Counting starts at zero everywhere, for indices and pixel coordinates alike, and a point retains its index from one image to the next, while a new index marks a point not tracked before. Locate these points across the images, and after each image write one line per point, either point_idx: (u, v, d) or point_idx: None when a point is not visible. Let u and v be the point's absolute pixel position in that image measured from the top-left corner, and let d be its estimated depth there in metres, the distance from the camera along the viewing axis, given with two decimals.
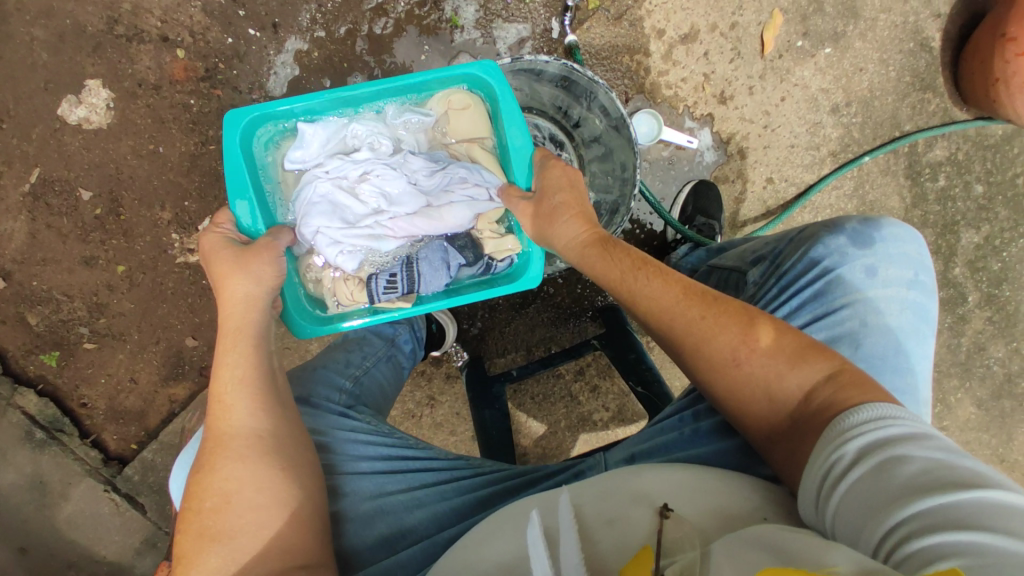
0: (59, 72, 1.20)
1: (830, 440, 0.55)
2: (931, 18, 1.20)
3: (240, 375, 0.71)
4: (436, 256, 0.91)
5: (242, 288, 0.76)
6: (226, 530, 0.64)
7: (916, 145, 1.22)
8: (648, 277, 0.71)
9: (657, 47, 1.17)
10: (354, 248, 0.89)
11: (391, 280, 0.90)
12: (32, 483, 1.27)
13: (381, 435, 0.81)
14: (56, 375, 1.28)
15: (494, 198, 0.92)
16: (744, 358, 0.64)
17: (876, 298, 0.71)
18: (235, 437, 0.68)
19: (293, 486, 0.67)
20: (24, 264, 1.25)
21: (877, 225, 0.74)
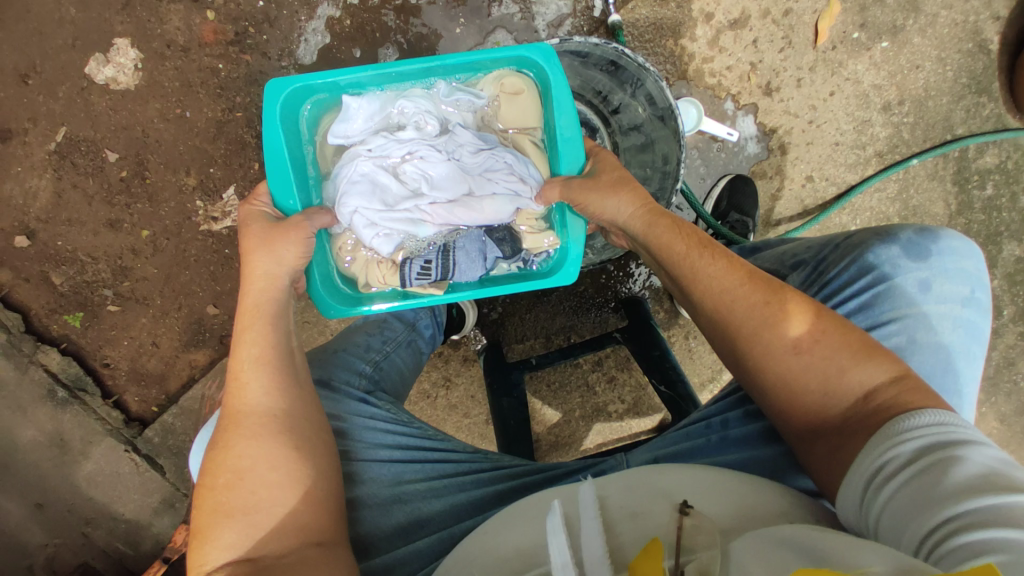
0: (87, 29, 1.18)
1: (884, 437, 0.54)
2: (994, 17, 1.13)
3: (262, 353, 0.70)
4: (474, 246, 0.92)
5: (266, 266, 0.76)
6: (240, 505, 0.62)
7: (967, 150, 1.16)
8: (712, 258, 0.70)
9: (703, 32, 1.11)
10: (391, 232, 0.87)
11: (426, 266, 0.91)
12: (54, 439, 1.30)
13: (400, 423, 0.81)
14: (80, 335, 1.30)
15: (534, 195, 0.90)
16: (806, 348, 0.62)
17: (930, 313, 0.69)
18: (251, 414, 0.67)
19: (307, 464, 0.65)
20: (49, 223, 1.25)
21: (934, 237, 0.72)
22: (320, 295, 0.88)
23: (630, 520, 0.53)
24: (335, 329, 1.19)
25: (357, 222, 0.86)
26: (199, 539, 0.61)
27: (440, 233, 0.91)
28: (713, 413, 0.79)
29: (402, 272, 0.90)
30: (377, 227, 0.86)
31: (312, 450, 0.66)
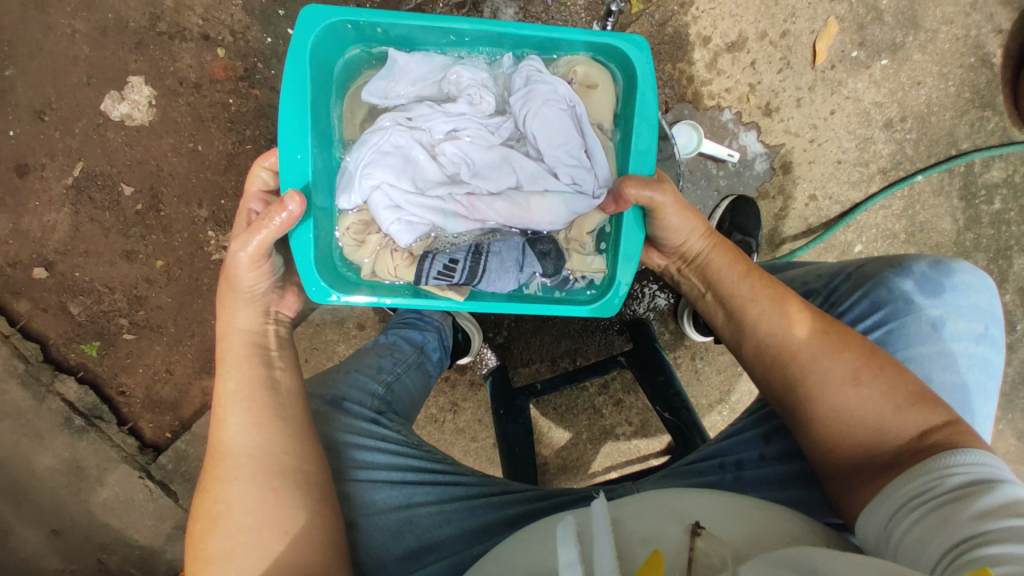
0: (102, 68, 1.22)
1: (916, 471, 0.56)
2: (993, 32, 1.13)
3: (242, 390, 0.73)
4: (510, 256, 0.88)
5: (248, 288, 0.78)
6: (218, 551, 0.65)
7: (972, 165, 1.15)
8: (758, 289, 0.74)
9: (701, 56, 1.12)
10: (415, 221, 0.89)
11: (449, 266, 0.87)
12: (70, 467, 1.32)
13: (404, 445, 0.81)
14: (96, 364, 1.33)
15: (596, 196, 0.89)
16: (865, 380, 0.64)
17: (945, 351, 0.68)
18: (233, 453, 0.69)
19: (287, 504, 0.66)
20: (66, 255, 1.29)
21: (948, 271, 0.70)
22: (313, 274, 0.82)
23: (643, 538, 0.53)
24: (343, 355, 1.20)
25: (377, 203, 0.88)
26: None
27: (471, 230, 0.92)
28: (723, 450, 0.76)
29: (420, 266, 0.87)
30: (401, 214, 0.88)
31: (290, 489, 0.67)
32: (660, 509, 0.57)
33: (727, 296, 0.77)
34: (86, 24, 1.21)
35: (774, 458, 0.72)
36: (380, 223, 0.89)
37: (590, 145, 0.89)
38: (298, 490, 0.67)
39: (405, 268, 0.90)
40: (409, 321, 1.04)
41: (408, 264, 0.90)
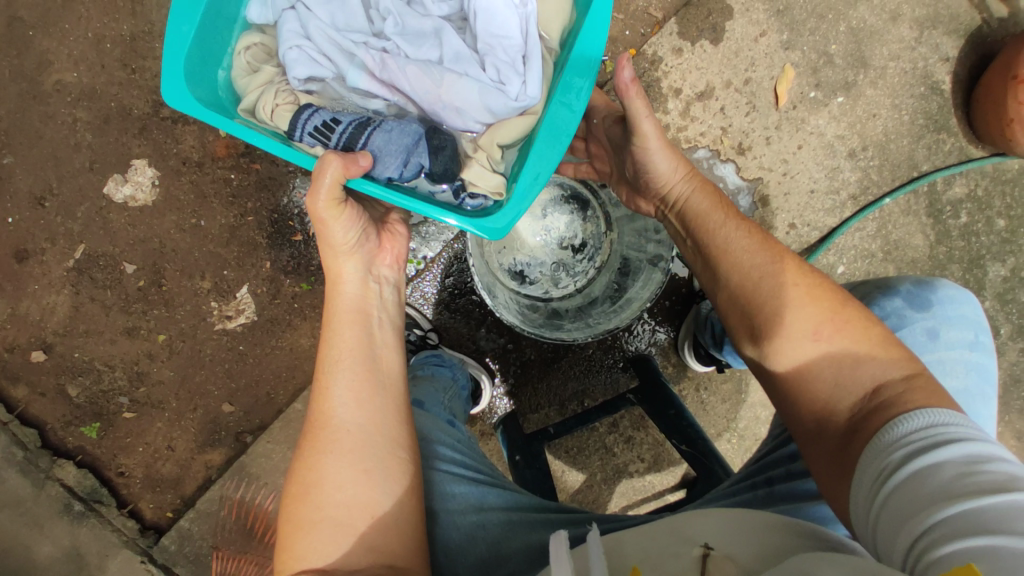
0: (105, 153, 1.27)
1: (869, 453, 0.57)
2: (940, 61, 1.23)
3: (347, 357, 0.75)
4: (399, 141, 0.84)
5: (341, 241, 0.77)
6: (307, 518, 0.65)
7: (935, 184, 1.24)
8: (739, 252, 0.75)
9: (674, 105, 1.21)
10: (320, 63, 0.91)
11: (330, 125, 0.86)
12: (69, 556, 1.27)
13: (476, 460, 0.82)
14: (95, 446, 1.30)
15: (517, 101, 0.88)
16: (824, 335, 0.66)
17: (942, 359, 0.72)
18: (336, 425, 0.70)
19: (376, 491, 0.67)
20: (66, 336, 1.29)
21: (932, 287, 0.75)
22: (179, 80, 0.82)
23: (664, 556, 0.55)
24: None
25: (289, 24, 0.92)
26: (282, 543, 0.66)
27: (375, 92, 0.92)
28: (756, 473, 0.77)
29: (297, 115, 0.85)
30: (306, 45, 0.91)
31: (381, 471, 0.68)
32: (684, 531, 0.59)
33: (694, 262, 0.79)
34: (89, 113, 1.27)
35: (801, 473, 0.72)
36: (281, 44, 0.91)
37: (529, 50, 0.89)
38: (389, 476, 0.68)
39: (283, 109, 0.89)
40: (433, 362, 1.06)
41: (288, 105, 0.89)
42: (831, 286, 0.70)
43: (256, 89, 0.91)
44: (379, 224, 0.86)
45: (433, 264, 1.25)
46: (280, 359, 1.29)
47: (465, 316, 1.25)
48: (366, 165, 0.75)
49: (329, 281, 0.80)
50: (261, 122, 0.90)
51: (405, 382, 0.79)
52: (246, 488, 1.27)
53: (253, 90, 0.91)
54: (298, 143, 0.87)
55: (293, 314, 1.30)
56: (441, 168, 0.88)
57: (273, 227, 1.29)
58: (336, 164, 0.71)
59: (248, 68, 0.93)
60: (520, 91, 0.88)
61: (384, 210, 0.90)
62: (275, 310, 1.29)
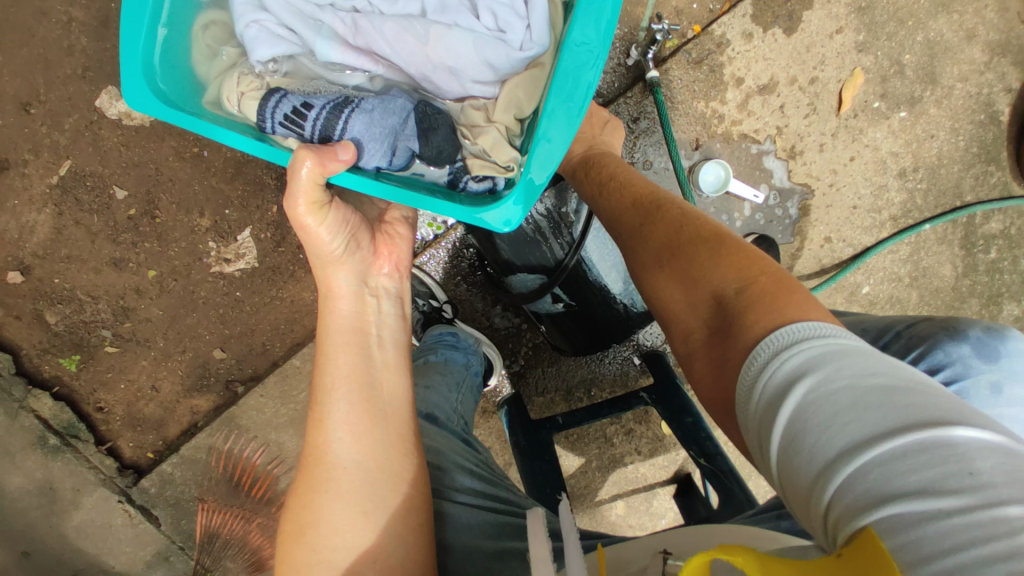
0: (100, 61, 1.13)
1: (749, 396, 0.49)
2: (1004, 90, 1.18)
3: (342, 386, 0.66)
4: (383, 122, 0.70)
5: (329, 249, 0.68)
6: (303, 563, 0.60)
7: (975, 217, 1.21)
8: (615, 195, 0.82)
9: (733, 96, 1.14)
10: (280, 36, 0.76)
11: (301, 110, 0.70)
12: (43, 487, 1.22)
13: (493, 485, 0.77)
14: (73, 378, 1.22)
15: (524, 48, 0.74)
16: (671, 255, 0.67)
17: (1002, 415, 0.71)
18: (332, 462, 0.63)
19: (377, 532, 0.61)
20: (46, 259, 1.18)
21: (1003, 338, 0.74)
22: (137, 81, 0.69)
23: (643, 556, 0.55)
24: None
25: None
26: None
27: (349, 62, 0.77)
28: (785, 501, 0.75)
29: (263, 103, 0.71)
30: (264, 17, 0.76)
31: (382, 514, 0.62)
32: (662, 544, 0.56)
33: None
34: (86, 12, 1.11)
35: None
36: (236, 22, 0.76)
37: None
38: (390, 517, 0.62)
39: (249, 97, 0.74)
40: (448, 342, 1.00)
41: (255, 91, 0.74)
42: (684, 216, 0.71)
43: (219, 79, 0.77)
44: (375, 225, 0.75)
45: (452, 232, 1.17)
46: (278, 310, 1.22)
47: (483, 291, 1.20)
48: (347, 161, 0.64)
49: (325, 293, 0.70)
50: (232, 116, 0.76)
51: (410, 407, 0.70)
52: (234, 440, 1.23)
53: (217, 81, 0.78)
54: (273, 137, 0.74)
55: (297, 265, 1.21)
56: (434, 150, 0.74)
57: (283, 169, 1.18)
58: (309, 163, 0.61)
59: (209, 52, 0.79)
60: (519, 38, 0.74)
61: (381, 208, 0.79)
62: (279, 258, 1.20)
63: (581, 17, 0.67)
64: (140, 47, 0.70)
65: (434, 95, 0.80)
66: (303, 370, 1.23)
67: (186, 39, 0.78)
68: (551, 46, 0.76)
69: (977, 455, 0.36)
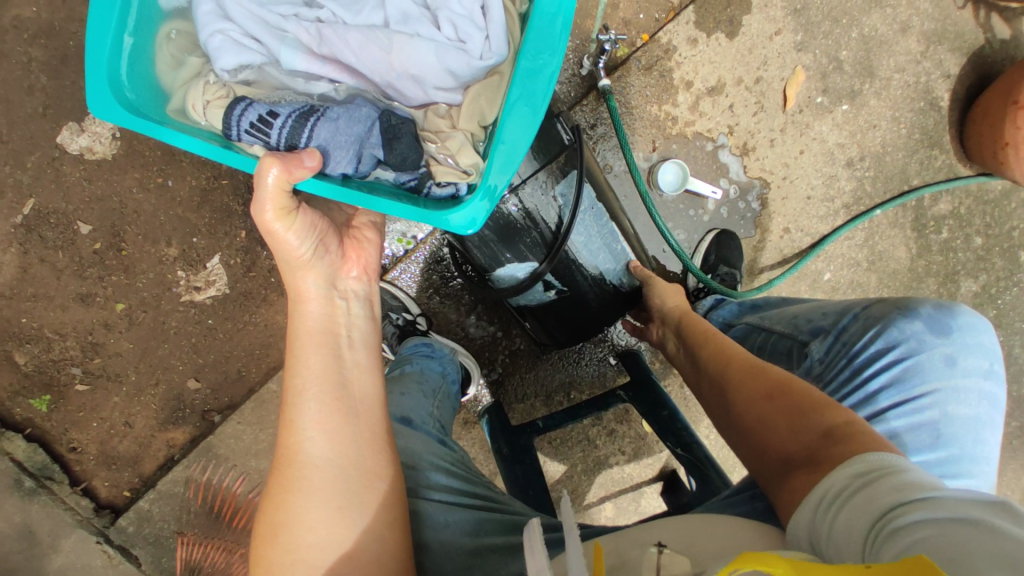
0: (59, 98, 1.13)
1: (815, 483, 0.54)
2: (942, 77, 1.25)
3: (312, 385, 0.66)
4: (348, 130, 0.72)
5: (295, 252, 0.69)
6: (278, 563, 0.60)
7: (923, 199, 1.27)
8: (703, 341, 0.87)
9: (685, 98, 1.18)
10: (246, 45, 0.78)
11: (268, 119, 0.73)
12: (15, 535, 1.18)
13: (470, 482, 0.77)
14: (43, 419, 1.19)
15: (484, 58, 0.77)
16: (774, 391, 0.69)
17: (957, 385, 0.74)
18: (304, 461, 0.63)
19: (352, 527, 0.61)
20: (11, 300, 1.16)
21: (952, 313, 0.77)
22: (103, 90, 0.72)
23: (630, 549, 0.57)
24: None
25: (206, 6, 0.79)
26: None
27: (313, 69, 0.79)
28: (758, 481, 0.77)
29: (228, 112, 0.73)
30: (229, 27, 0.78)
31: (357, 509, 0.62)
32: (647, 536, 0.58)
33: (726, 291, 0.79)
34: (42, 50, 1.12)
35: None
36: (201, 33, 0.78)
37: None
38: (364, 512, 0.62)
39: (215, 106, 0.77)
40: (423, 352, 1.01)
41: (220, 99, 0.78)
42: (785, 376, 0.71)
43: (183, 87, 0.80)
44: (341, 231, 0.77)
45: (421, 247, 1.18)
46: (253, 335, 1.21)
47: (456, 302, 1.21)
48: (313, 167, 0.65)
49: (293, 298, 0.71)
50: (197, 124, 0.79)
51: (381, 404, 0.70)
52: (214, 470, 1.21)
53: (182, 88, 0.80)
54: (237, 144, 0.76)
55: (269, 288, 1.21)
56: (399, 157, 0.74)
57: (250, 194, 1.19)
58: (276, 170, 0.63)
59: (174, 61, 0.81)
60: (479, 46, 0.77)
61: (351, 212, 0.80)
62: (250, 283, 1.20)
63: (537, 27, 0.70)
64: (106, 58, 0.73)
65: (402, 101, 0.81)
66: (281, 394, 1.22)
67: (150, 49, 0.79)
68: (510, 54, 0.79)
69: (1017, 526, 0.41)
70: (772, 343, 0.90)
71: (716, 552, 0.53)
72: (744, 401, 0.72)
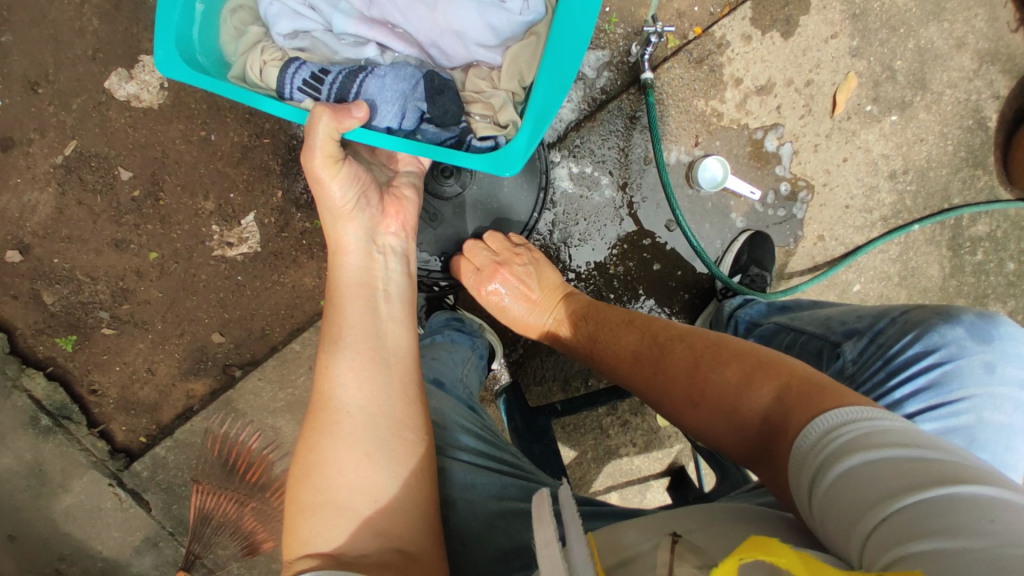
0: (111, 43, 1.14)
1: (802, 462, 0.54)
2: (992, 97, 1.23)
3: (350, 335, 0.71)
4: (393, 87, 0.82)
5: (340, 204, 0.74)
6: (308, 502, 0.61)
7: (961, 219, 1.25)
8: (614, 337, 0.92)
9: (732, 95, 1.17)
10: (303, 15, 0.88)
11: (319, 76, 0.84)
12: (31, 470, 1.20)
13: (498, 448, 0.78)
14: (67, 359, 1.21)
15: (523, 14, 0.88)
16: (701, 383, 0.75)
17: (994, 393, 0.73)
18: (337, 406, 0.66)
19: (378, 472, 0.63)
20: (46, 239, 1.18)
21: (992, 321, 0.76)
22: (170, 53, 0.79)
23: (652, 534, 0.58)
24: None
25: None
26: (286, 528, 0.62)
27: (359, 33, 0.87)
28: None
29: (284, 71, 0.84)
30: None
31: (385, 454, 0.64)
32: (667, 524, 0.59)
33: (597, 349, 0.94)
34: None
35: None
36: (262, 2, 0.89)
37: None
38: (393, 459, 0.63)
39: (271, 66, 0.87)
40: (454, 326, 1.01)
41: (276, 61, 0.87)
42: (705, 351, 0.78)
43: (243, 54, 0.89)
44: (383, 190, 0.81)
45: None
46: (279, 295, 1.22)
47: None
48: (361, 118, 0.69)
49: (336, 252, 0.77)
50: (254, 86, 0.89)
51: (413, 358, 0.74)
52: (231, 424, 1.23)
53: (242, 56, 0.89)
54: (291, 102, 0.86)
55: (299, 250, 1.22)
56: (441, 110, 0.83)
57: (289, 155, 1.20)
58: (326, 118, 0.67)
59: (236, 32, 0.91)
60: (512, 6, 0.88)
61: (391, 173, 0.86)
62: (281, 244, 1.21)
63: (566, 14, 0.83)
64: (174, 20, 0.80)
65: (443, 63, 0.93)
66: (302, 355, 1.24)
67: (215, 20, 0.89)
68: (546, 17, 0.90)
69: (1010, 519, 0.40)
70: (801, 342, 0.89)
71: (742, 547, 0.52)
72: (674, 396, 0.78)
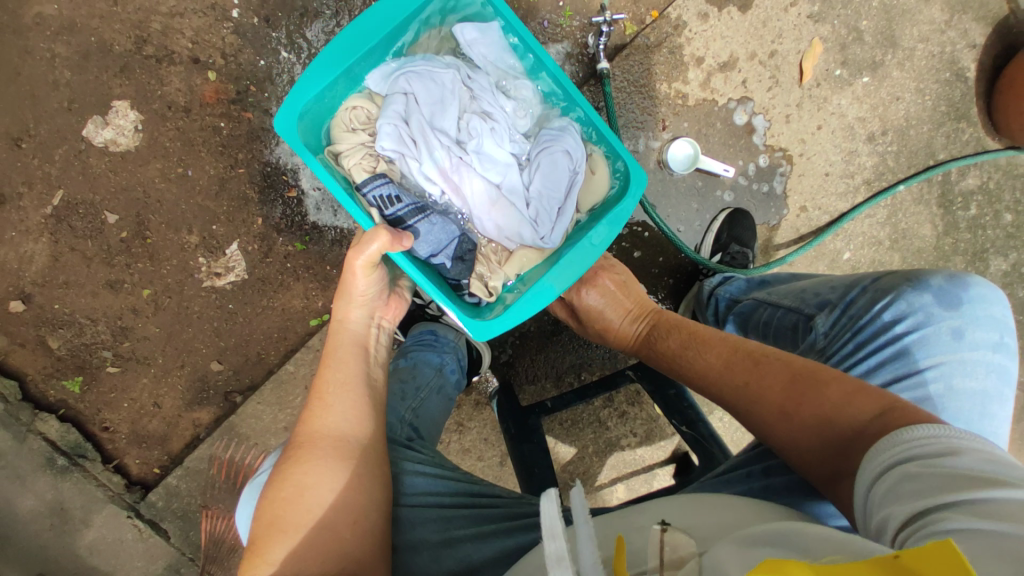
0: (84, 92, 1.18)
1: (880, 450, 0.54)
2: (968, 47, 1.19)
3: (354, 385, 0.76)
4: (438, 235, 0.91)
5: (360, 292, 0.80)
6: (294, 522, 0.64)
7: (949, 174, 1.21)
8: (767, 374, 0.74)
9: (696, 74, 1.16)
10: (405, 141, 0.89)
11: (391, 199, 0.89)
12: (53, 509, 1.25)
13: (448, 474, 0.80)
14: (78, 400, 1.26)
15: (545, 238, 0.91)
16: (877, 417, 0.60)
17: (964, 359, 0.71)
18: (337, 437, 0.71)
19: (362, 495, 0.67)
20: (46, 286, 1.22)
21: (963, 284, 0.74)
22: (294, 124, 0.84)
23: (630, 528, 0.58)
24: None
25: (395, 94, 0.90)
26: (258, 542, 0.64)
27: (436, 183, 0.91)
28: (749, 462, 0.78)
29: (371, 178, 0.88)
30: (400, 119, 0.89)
31: (373, 481, 0.69)
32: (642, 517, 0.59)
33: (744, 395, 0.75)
34: (68, 47, 1.17)
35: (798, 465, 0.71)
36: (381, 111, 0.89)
37: (565, 205, 0.92)
38: (378, 487, 0.69)
39: (361, 168, 0.90)
40: (424, 343, 1.03)
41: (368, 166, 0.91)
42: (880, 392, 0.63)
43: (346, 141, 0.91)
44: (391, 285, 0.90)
45: None
46: (271, 319, 1.25)
47: None
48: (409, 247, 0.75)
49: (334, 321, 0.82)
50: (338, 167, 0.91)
51: None
52: (236, 448, 1.26)
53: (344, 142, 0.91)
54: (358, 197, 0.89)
55: (285, 274, 1.25)
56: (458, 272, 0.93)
57: (265, 181, 1.23)
58: (384, 239, 0.73)
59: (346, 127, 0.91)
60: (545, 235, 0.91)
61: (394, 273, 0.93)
62: (267, 269, 1.24)
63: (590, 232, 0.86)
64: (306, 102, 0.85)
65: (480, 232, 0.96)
66: (298, 375, 1.26)
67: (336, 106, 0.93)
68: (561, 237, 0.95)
69: None
70: (778, 318, 0.88)
71: (712, 532, 0.53)
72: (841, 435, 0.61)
